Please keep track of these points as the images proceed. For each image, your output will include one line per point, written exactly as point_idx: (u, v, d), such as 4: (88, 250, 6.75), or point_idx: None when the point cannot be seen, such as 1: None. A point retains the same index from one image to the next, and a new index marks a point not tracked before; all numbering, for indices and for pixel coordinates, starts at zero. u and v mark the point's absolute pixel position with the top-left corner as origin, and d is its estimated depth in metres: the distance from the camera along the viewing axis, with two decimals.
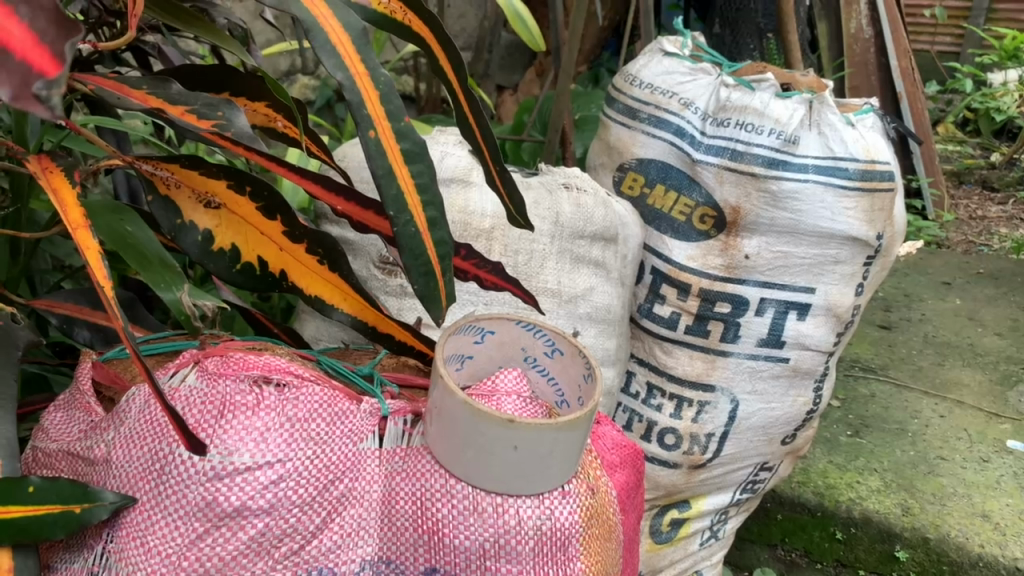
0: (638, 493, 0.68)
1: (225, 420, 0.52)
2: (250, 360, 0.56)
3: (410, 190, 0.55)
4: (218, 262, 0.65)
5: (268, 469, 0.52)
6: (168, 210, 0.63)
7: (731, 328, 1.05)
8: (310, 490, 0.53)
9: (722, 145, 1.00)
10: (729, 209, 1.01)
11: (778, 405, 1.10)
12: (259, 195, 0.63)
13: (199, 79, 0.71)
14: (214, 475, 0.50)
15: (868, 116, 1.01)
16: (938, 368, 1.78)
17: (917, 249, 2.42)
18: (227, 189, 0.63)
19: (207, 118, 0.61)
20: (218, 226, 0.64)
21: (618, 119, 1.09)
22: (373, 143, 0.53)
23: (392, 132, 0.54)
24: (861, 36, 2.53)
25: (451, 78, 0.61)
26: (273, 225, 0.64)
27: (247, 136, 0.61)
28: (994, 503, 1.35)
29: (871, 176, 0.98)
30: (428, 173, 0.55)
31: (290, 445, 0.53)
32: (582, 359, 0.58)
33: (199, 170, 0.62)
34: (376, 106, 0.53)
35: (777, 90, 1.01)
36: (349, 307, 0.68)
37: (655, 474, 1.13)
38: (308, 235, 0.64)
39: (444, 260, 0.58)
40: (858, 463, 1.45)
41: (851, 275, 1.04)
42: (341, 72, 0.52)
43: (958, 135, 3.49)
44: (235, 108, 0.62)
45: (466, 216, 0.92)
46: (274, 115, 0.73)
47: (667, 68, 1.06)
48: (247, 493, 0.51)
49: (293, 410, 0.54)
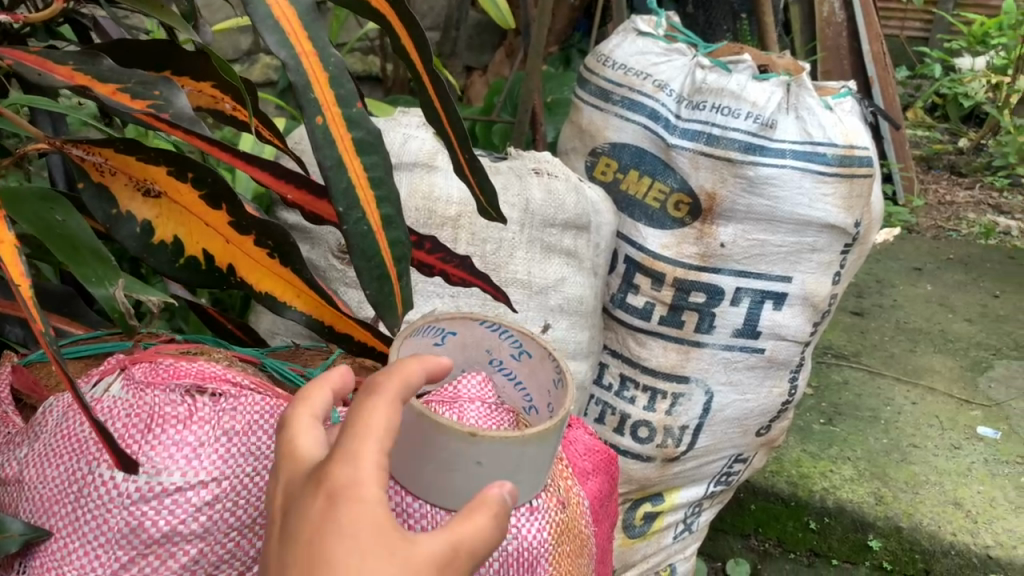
0: (611, 500, 0.65)
1: (152, 436, 0.49)
2: (182, 368, 0.52)
3: (362, 183, 0.50)
4: (159, 257, 0.60)
5: (201, 489, 0.48)
6: (102, 199, 0.58)
7: (706, 318, 1.02)
8: (249, 511, 0.49)
9: (698, 128, 0.97)
10: (705, 195, 0.98)
11: (754, 396, 1.07)
12: (202, 182, 0.57)
13: (135, 53, 0.65)
14: (140, 498, 0.47)
15: (846, 100, 0.99)
16: (910, 355, 1.77)
17: (893, 236, 2.42)
18: (168, 176, 0.58)
19: (143, 97, 0.56)
20: (159, 217, 0.59)
21: (591, 101, 1.04)
22: (319, 131, 0.48)
23: (342, 120, 0.49)
24: (834, 20, 2.52)
25: (415, 58, 0.56)
26: (218, 216, 0.59)
27: (187, 118, 0.56)
28: (966, 491, 1.35)
29: (850, 162, 0.95)
30: (384, 166, 0.51)
31: (225, 463, 0.49)
32: (552, 362, 0.55)
33: (135, 155, 0.57)
34: (325, 91, 0.49)
35: (755, 72, 0.98)
36: (303, 305, 0.64)
37: (627, 468, 1.10)
38: (256, 225, 0.59)
39: (399, 263, 0.54)
40: (831, 452, 1.44)
41: (828, 264, 1.01)
42: (285, 49, 0.48)
43: (927, 121, 3.50)
44: (174, 86, 0.56)
45: (429, 203, 0.88)
46: (221, 97, 0.67)
47: (641, 48, 1.02)
48: (177, 518, 0.48)
49: (230, 422, 0.50)
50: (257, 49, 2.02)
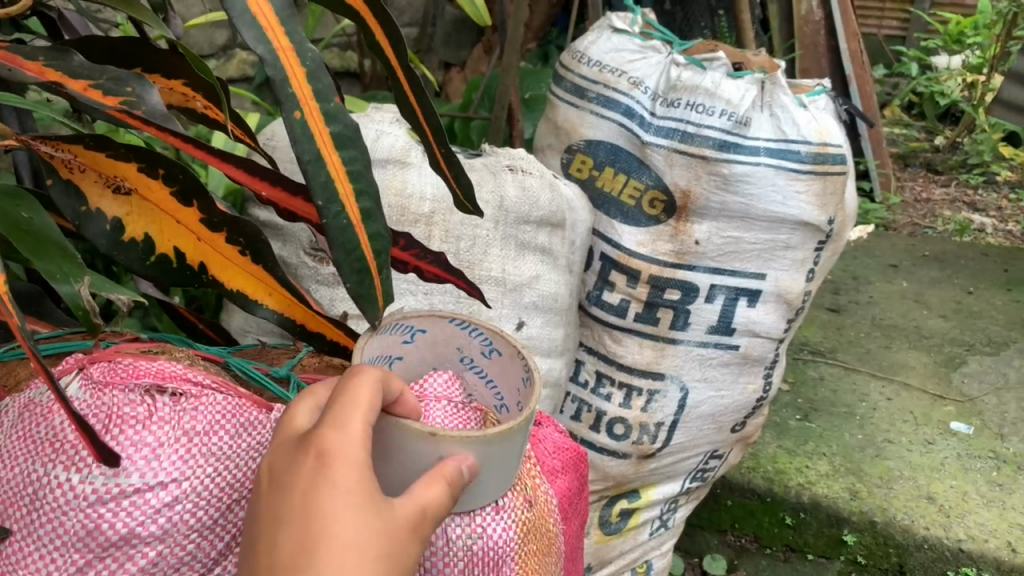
0: (582, 499, 0.65)
1: (111, 437, 0.48)
2: (141, 367, 0.52)
3: (341, 176, 0.50)
4: (129, 254, 0.59)
5: (161, 490, 0.48)
6: (70, 196, 0.57)
7: (681, 315, 1.02)
8: (210, 512, 0.49)
9: (673, 126, 0.97)
10: (679, 193, 0.98)
11: (729, 393, 1.07)
12: (173, 179, 0.57)
13: (105, 51, 0.64)
14: (97, 500, 0.47)
15: (820, 98, 1.00)
16: (885, 351, 1.79)
17: (867, 232, 2.44)
18: (139, 172, 0.57)
19: (114, 94, 0.55)
20: (130, 215, 0.58)
21: (566, 99, 1.04)
22: (298, 125, 0.47)
23: (320, 115, 0.48)
24: (811, 18, 2.54)
25: (389, 55, 0.56)
26: (190, 213, 0.58)
27: (161, 115, 0.56)
28: (940, 486, 1.36)
29: (823, 160, 0.96)
30: (363, 159, 0.50)
31: (185, 464, 0.49)
32: (520, 360, 0.54)
33: (106, 152, 0.56)
34: (302, 84, 0.47)
35: (729, 70, 0.98)
36: (275, 303, 0.64)
37: (603, 464, 1.10)
38: (228, 223, 0.59)
39: (380, 257, 0.53)
40: (807, 448, 1.45)
41: (802, 261, 1.02)
42: (262, 44, 0.47)
43: (904, 118, 3.53)
44: (146, 83, 0.56)
45: (403, 200, 0.88)
46: (192, 95, 0.65)
47: (616, 46, 1.02)
48: (135, 519, 0.47)
49: (189, 422, 0.50)
50: (233, 43, 1.99)
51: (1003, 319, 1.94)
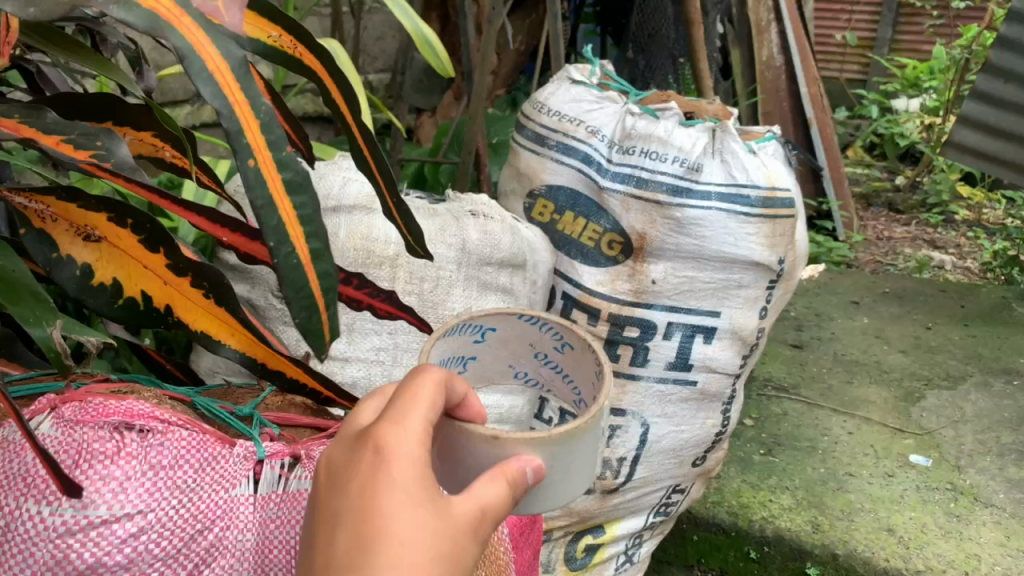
0: (534, 530, 0.69)
1: (81, 471, 0.51)
2: (111, 406, 0.54)
3: (293, 222, 0.52)
4: (98, 299, 0.61)
5: (127, 521, 0.51)
6: (42, 244, 0.60)
7: (641, 351, 1.05)
8: (174, 541, 0.52)
9: (628, 172, 1.01)
10: (636, 235, 1.03)
11: (688, 427, 1.11)
12: (141, 228, 0.59)
13: (79, 107, 0.65)
14: (65, 531, 0.49)
15: (770, 144, 1.05)
16: (847, 386, 1.83)
17: (817, 272, 2.49)
18: (108, 221, 0.60)
19: (85, 148, 0.59)
20: (99, 260, 0.61)
21: (528, 146, 1.09)
22: (252, 173, 0.49)
23: (273, 164, 0.50)
24: (772, 63, 2.63)
25: (344, 110, 0.60)
26: (156, 258, 0.61)
27: (129, 167, 0.60)
28: (899, 518, 1.39)
29: (772, 204, 1.01)
30: (312, 205, 0.53)
31: (152, 496, 0.52)
32: (591, 354, 0.60)
33: (77, 203, 0.59)
34: (255, 136, 0.49)
35: (680, 119, 1.04)
36: (238, 343, 0.66)
37: (568, 500, 1.11)
38: (193, 267, 0.61)
39: (327, 291, 0.56)
40: (770, 482, 1.48)
41: (755, 299, 1.06)
42: (219, 99, 0.48)
43: (865, 159, 3.65)
44: (115, 137, 0.60)
45: (368, 244, 0.91)
46: (161, 145, 0.70)
47: (575, 96, 1.07)
48: (103, 549, 0.50)
49: (156, 457, 0.53)
50: None
51: (960, 353, 1.99)
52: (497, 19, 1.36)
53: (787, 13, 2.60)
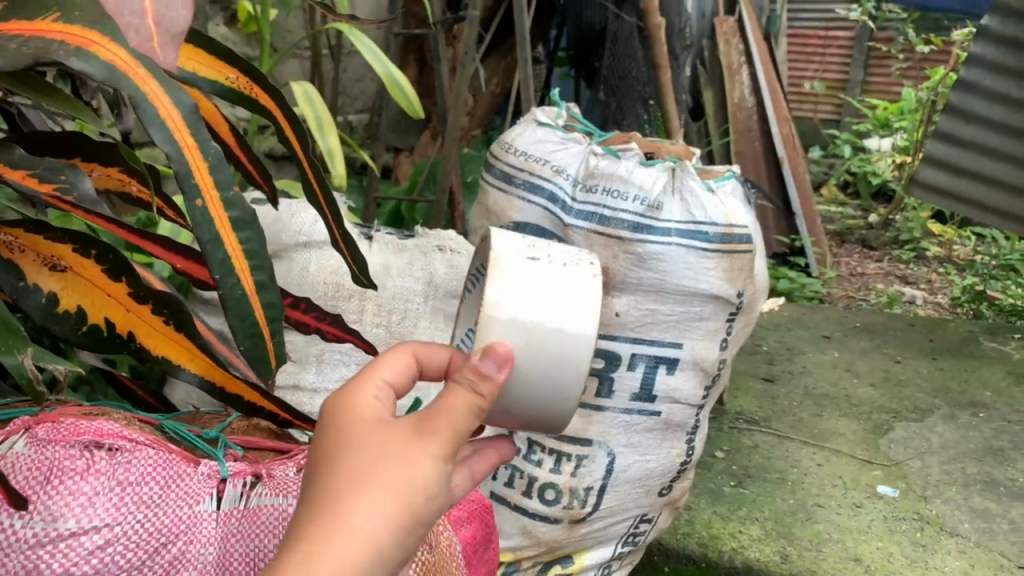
0: (485, 548, 0.77)
1: (52, 485, 0.54)
2: (81, 426, 0.58)
3: (239, 256, 0.58)
4: (63, 326, 0.64)
5: (95, 534, 0.54)
6: (10, 273, 0.64)
7: (606, 383, 1.08)
8: (138, 554, 0.55)
9: (591, 210, 1.06)
10: (600, 269, 1.06)
11: (654, 457, 1.14)
12: (104, 258, 0.63)
13: (48, 144, 0.68)
14: (37, 542, 0.52)
15: (728, 182, 1.10)
16: (817, 419, 1.83)
17: (777, 304, 2.54)
18: (72, 252, 0.64)
19: (48, 182, 0.62)
20: (64, 289, 0.65)
21: (496, 185, 1.13)
22: (199, 212, 0.55)
23: (219, 202, 0.56)
24: (744, 105, 2.71)
25: (294, 141, 0.68)
26: (118, 286, 0.64)
27: (90, 200, 0.62)
28: (867, 548, 1.37)
29: (730, 239, 1.05)
30: (257, 240, 0.59)
31: (118, 510, 0.55)
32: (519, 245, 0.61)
33: (44, 235, 0.64)
34: (205, 178, 0.55)
35: (641, 159, 1.09)
36: (197, 368, 0.68)
37: (536, 530, 1.14)
38: (153, 296, 0.64)
39: (273, 321, 0.61)
40: (740, 513, 1.46)
41: (715, 331, 1.10)
42: (170, 144, 0.54)
43: (840, 198, 3.74)
44: (79, 172, 0.63)
45: (336, 279, 1.02)
46: (128, 180, 0.74)
47: (541, 137, 1.12)
48: (70, 560, 0.53)
49: (123, 474, 0.57)
50: None
51: (928, 387, 2.02)
52: (468, 62, 1.41)
53: (757, 56, 2.68)
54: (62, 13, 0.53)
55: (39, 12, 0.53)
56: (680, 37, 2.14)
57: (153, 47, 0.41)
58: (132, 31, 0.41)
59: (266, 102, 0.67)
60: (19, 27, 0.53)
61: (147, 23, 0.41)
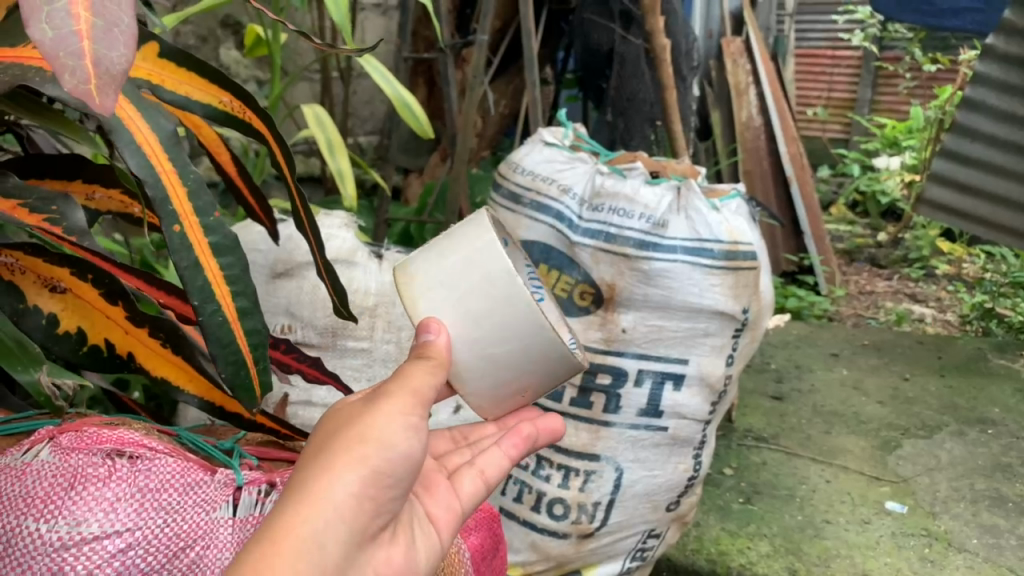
0: (495, 556, 0.80)
1: (75, 491, 0.56)
2: (104, 435, 0.61)
3: (219, 282, 0.60)
4: (62, 346, 0.66)
5: (116, 538, 0.56)
6: (10, 295, 0.65)
7: (613, 399, 1.10)
8: (159, 556, 0.57)
9: (597, 228, 1.08)
10: (606, 286, 1.08)
11: (661, 473, 1.15)
12: (100, 282, 0.64)
13: (52, 165, 0.72)
14: (61, 546, 0.54)
15: (733, 201, 1.12)
16: (825, 436, 1.83)
17: (783, 322, 2.55)
18: (71, 277, 0.65)
19: (40, 212, 0.62)
20: (65, 310, 0.67)
21: (504, 204, 1.15)
22: (177, 237, 0.58)
23: (200, 228, 0.59)
24: (751, 124, 2.73)
25: (285, 168, 0.70)
26: (116, 310, 0.66)
27: (79, 230, 0.63)
28: (874, 563, 1.37)
29: (735, 256, 1.07)
30: (239, 265, 0.61)
31: (139, 515, 0.57)
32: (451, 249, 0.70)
33: (43, 258, 0.64)
34: (184, 205, 0.59)
35: (646, 178, 1.12)
36: (195, 389, 0.72)
37: (545, 545, 1.15)
38: (149, 320, 0.67)
39: (257, 350, 0.63)
40: (749, 529, 1.46)
41: (721, 347, 1.11)
42: (145, 168, 0.57)
43: (849, 216, 3.75)
44: (70, 203, 0.63)
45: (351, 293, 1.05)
46: (130, 202, 0.76)
47: (547, 157, 1.15)
48: (93, 563, 0.55)
49: (144, 480, 0.59)
50: None
51: (937, 404, 2.01)
52: (476, 86, 1.44)
53: (765, 76, 2.71)
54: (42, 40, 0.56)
55: (25, 40, 0.56)
56: (686, 58, 2.16)
57: (90, 90, 0.37)
58: (67, 73, 0.37)
59: (258, 126, 0.68)
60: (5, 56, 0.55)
61: (84, 64, 0.37)
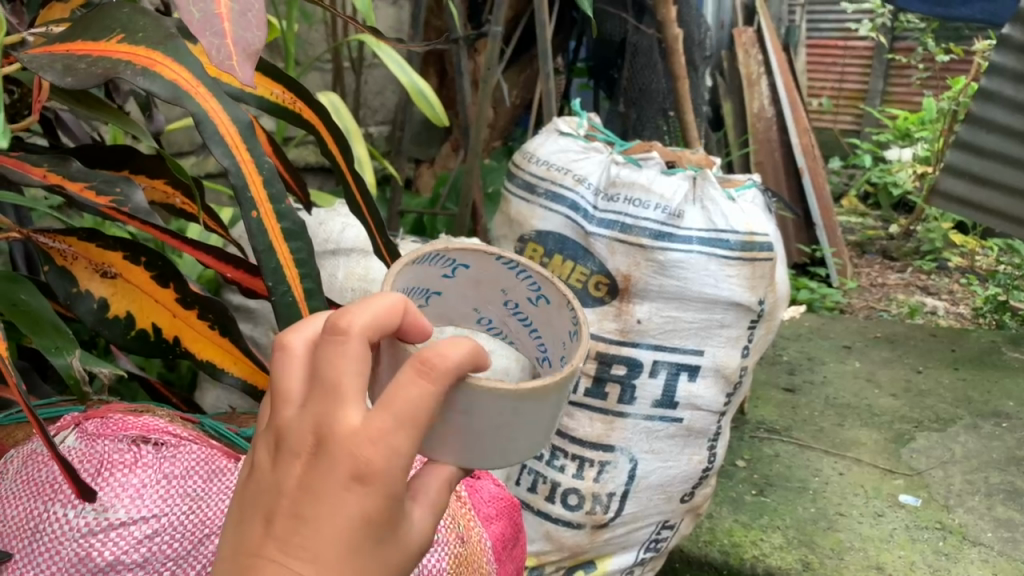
0: (514, 545, 0.81)
1: (103, 477, 0.58)
2: (128, 422, 0.62)
3: (288, 264, 0.59)
4: (113, 330, 0.67)
5: (142, 524, 0.56)
6: (64, 280, 0.66)
7: (628, 390, 1.10)
8: (183, 544, 0.57)
9: (613, 218, 1.08)
10: (621, 276, 1.08)
11: (675, 463, 1.14)
12: (154, 265, 0.66)
13: (98, 156, 0.71)
14: (89, 531, 0.55)
15: (748, 192, 1.12)
16: (838, 429, 1.83)
17: (798, 313, 2.55)
18: (122, 260, 0.66)
19: (105, 194, 0.63)
20: (115, 295, 0.67)
21: (519, 194, 1.16)
22: (254, 223, 0.57)
23: (273, 214, 0.59)
24: (763, 115, 2.71)
25: (337, 157, 0.72)
26: (167, 293, 0.67)
27: (145, 211, 0.64)
28: (888, 556, 1.36)
29: (751, 248, 1.06)
30: (307, 250, 0.60)
31: (164, 502, 0.58)
32: (568, 311, 0.53)
33: (97, 242, 0.65)
34: (259, 190, 0.58)
35: (662, 168, 1.12)
36: (240, 371, 0.71)
37: (559, 535, 1.15)
38: (200, 301, 0.67)
39: None
40: (762, 521, 1.45)
41: (737, 338, 1.11)
42: (229, 159, 0.56)
43: (860, 208, 3.73)
44: (132, 184, 0.64)
45: (364, 284, 1.06)
46: (173, 193, 0.76)
47: (562, 147, 1.15)
48: (120, 548, 0.55)
49: (169, 467, 0.60)
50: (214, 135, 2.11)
51: (950, 397, 2.00)
52: (490, 77, 1.43)
53: (777, 66, 2.69)
54: (125, 35, 0.54)
55: (105, 34, 0.54)
56: (699, 48, 2.15)
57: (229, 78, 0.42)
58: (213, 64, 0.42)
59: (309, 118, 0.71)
60: (86, 48, 0.54)
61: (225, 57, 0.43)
